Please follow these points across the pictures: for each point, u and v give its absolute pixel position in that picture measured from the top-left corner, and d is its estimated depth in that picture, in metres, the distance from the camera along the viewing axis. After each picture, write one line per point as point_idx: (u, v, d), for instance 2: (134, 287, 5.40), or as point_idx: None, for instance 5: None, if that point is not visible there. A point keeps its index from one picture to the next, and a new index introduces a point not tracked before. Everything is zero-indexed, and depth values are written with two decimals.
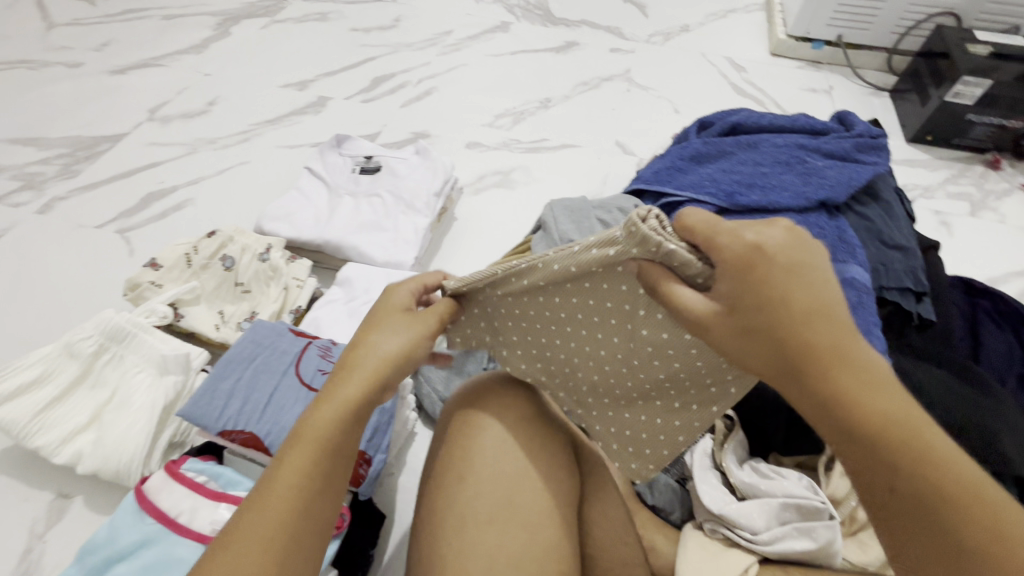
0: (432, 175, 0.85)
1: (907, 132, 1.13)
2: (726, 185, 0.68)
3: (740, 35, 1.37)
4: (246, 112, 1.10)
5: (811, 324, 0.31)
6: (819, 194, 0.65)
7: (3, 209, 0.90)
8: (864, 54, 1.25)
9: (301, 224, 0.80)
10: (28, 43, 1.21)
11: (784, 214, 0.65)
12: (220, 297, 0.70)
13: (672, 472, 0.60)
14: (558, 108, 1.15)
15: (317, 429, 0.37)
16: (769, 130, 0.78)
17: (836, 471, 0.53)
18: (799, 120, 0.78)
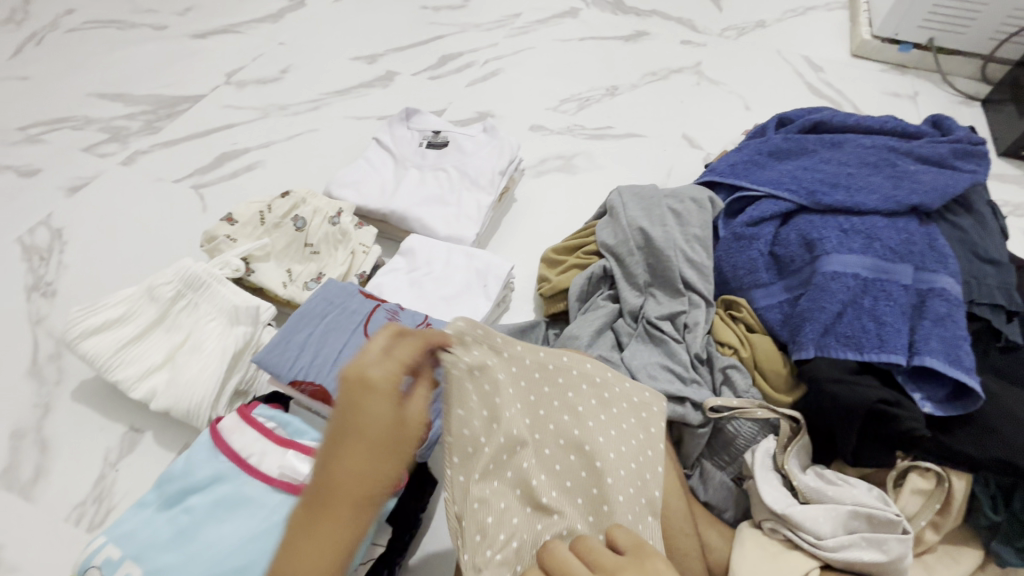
0: (498, 153, 0.85)
1: (999, 145, 1.06)
2: (808, 183, 0.65)
3: (819, 34, 1.31)
4: (317, 82, 1.12)
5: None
6: (911, 198, 0.62)
7: (91, 159, 0.95)
8: (956, 60, 1.19)
9: (368, 192, 0.82)
10: (119, 4, 1.26)
11: (870, 217, 0.62)
12: (289, 256, 0.72)
13: (729, 470, 0.58)
14: (624, 97, 1.13)
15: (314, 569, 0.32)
16: (856, 129, 0.74)
17: (906, 490, 0.53)
18: (889, 121, 0.74)
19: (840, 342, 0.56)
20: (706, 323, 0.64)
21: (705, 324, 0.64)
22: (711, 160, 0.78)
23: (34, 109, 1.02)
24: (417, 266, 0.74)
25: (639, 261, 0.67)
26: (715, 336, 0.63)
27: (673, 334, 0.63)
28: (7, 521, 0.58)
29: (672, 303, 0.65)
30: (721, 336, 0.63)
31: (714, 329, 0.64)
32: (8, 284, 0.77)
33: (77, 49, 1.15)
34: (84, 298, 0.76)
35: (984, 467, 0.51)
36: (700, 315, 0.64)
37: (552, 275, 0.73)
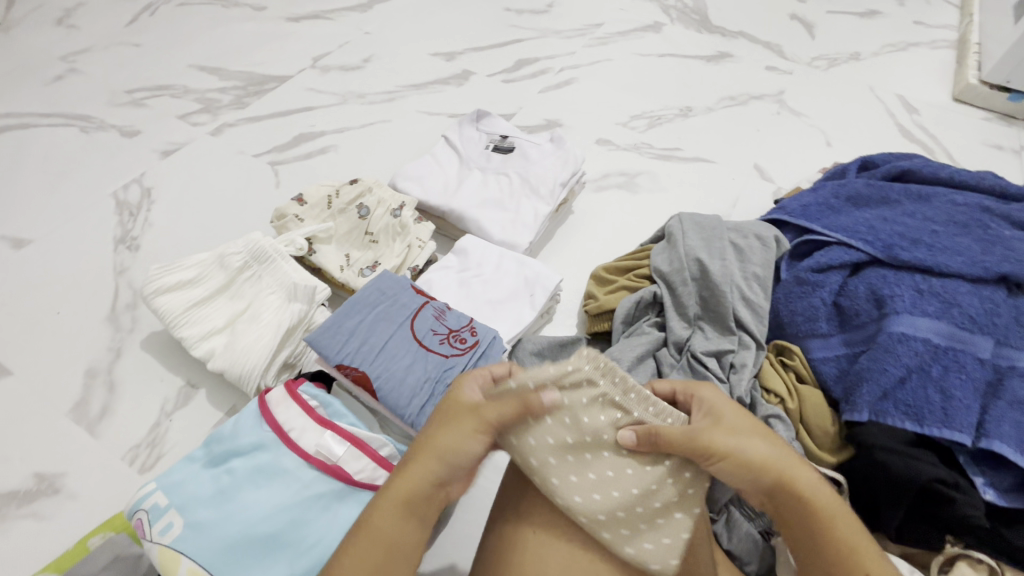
0: (562, 165, 0.85)
1: None
2: (885, 236, 0.62)
3: (919, 72, 1.23)
4: (396, 74, 1.16)
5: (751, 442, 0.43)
6: (1002, 266, 0.57)
7: (184, 126, 1.02)
8: None
9: (430, 189, 0.84)
10: None
11: (951, 280, 0.58)
12: (349, 241, 0.75)
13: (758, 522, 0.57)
14: (698, 119, 1.10)
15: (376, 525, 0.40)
16: (948, 182, 0.69)
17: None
18: (987, 178, 0.68)
19: (899, 410, 0.52)
20: (754, 367, 0.61)
21: (753, 367, 0.61)
22: (782, 198, 0.75)
23: (141, 75, 1.11)
24: (468, 266, 0.75)
25: (691, 293, 0.66)
26: (762, 381, 0.61)
27: (717, 372, 0.61)
28: (73, 452, 0.63)
29: (720, 340, 0.63)
30: (769, 382, 0.60)
31: (762, 374, 0.61)
32: (100, 235, 0.84)
33: (184, 22, 1.24)
34: (163, 256, 0.82)
35: None
36: (748, 357, 0.62)
37: (601, 294, 0.72)
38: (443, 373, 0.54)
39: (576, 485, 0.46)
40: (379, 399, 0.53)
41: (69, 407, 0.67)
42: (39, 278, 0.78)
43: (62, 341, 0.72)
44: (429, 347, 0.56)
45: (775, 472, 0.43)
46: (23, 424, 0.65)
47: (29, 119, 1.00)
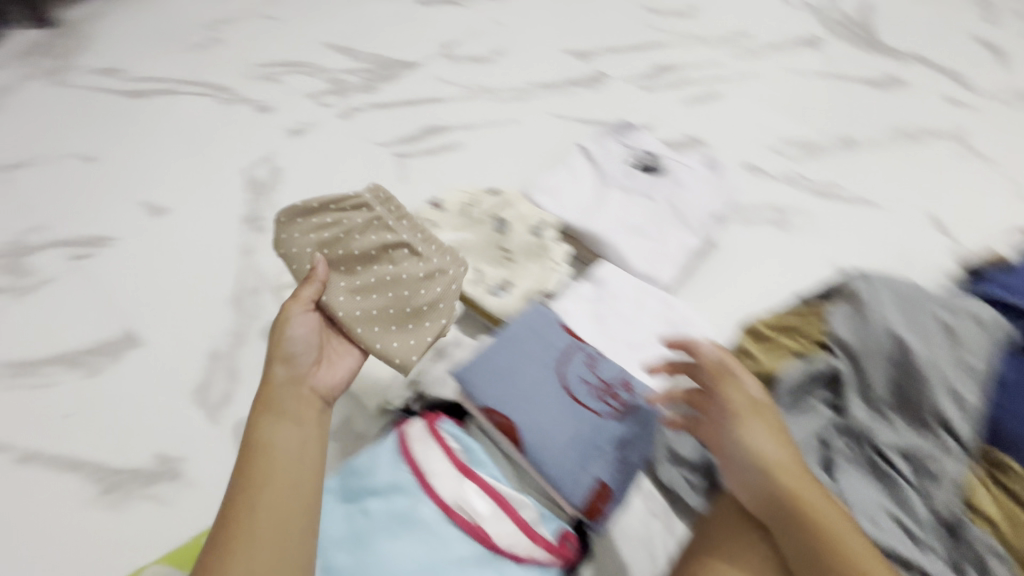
0: (715, 199, 0.77)
1: None
2: None
3: None
4: (525, 71, 1.10)
5: (763, 435, 0.46)
6: None
7: (314, 106, 1.01)
8: None
9: (567, 204, 0.77)
10: None
11: None
12: (482, 256, 0.70)
13: None
14: (862, 153, 0.97)
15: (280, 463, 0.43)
16: None
17: None
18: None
19: None
20: (958, 480, 0.51)
21: (956, 479, 0.51)
22: (1004, 274, 0.65)
23: (275, 49, 1.11)
24: (604, 298, 0.68)
25: (881, 376, 0.56)
26: (968, 499, 0.50)
27: (907, 476, 0.52)
28: (193, 438, 0.62)
29: (913, 439, 0.54)
30: (977, 502, 0.50)
31: (968, 489, 0.51)
32: (230, 211, 0.84)
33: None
34: None
35: None
36: (950, 466, 0.51)
37: (759, 352, 0.63)
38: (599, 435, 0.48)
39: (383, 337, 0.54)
40: (525, 452, 0.48)
41: (192, 389, 0.66)
42: (172, 249, 0.79)
43: (190, 319, 0.72)
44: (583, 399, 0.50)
45: (777, 472, 0.44)
46: (149, 400, 0.65)
47: (172, 85, 1.02)
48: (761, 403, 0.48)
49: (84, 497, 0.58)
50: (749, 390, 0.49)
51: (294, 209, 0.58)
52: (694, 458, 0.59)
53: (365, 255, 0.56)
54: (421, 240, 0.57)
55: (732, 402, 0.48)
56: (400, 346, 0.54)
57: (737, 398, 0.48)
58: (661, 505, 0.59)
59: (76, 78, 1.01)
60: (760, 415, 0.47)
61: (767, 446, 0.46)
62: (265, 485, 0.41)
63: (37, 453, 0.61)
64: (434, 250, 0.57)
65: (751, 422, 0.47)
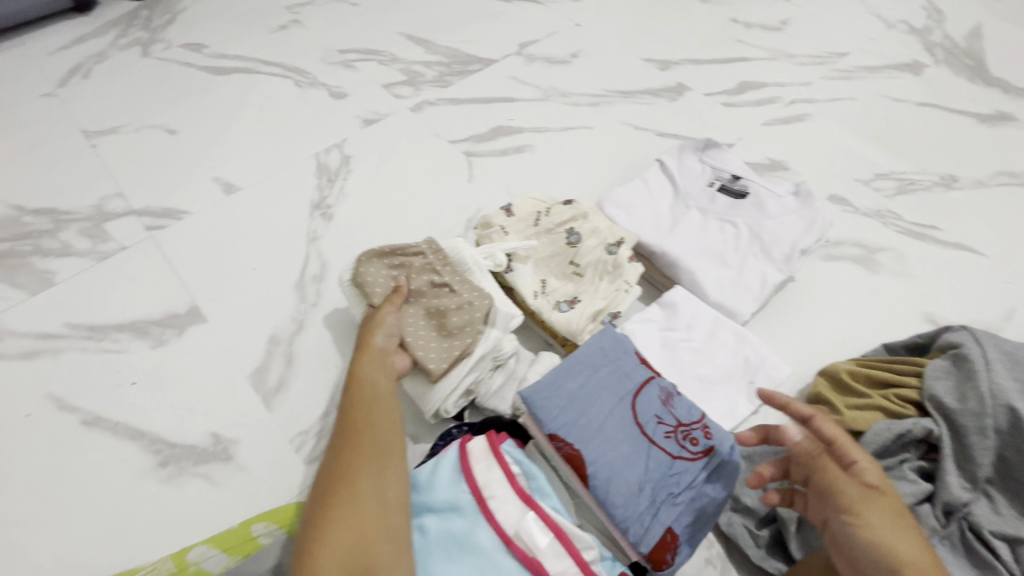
0: (805, 229, 0.71)
1: None
2: None
3: None
4: (603, 77, 1.06)
5: (895, 530, 0.42)
6: None
7: (387, 96, 1.01)
8: None
9: (641, 221, 0.74)
10: None
11: None
12: (550, 267, 0.67)
13: None
14: (963, 193, 0.89)
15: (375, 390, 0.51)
16: None
17: None
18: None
19: None
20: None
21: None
22: None
23: (353, 36, 1.11)
24: (676, 326, 0.65)
25: (987, 450, 0.50)
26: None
27: (1011, 566, 0.47)
28: (248, 420, 0.63)
29: (1018, 524, 0.48)
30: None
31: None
32: (299, 196, 0.84)
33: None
34: (353, 231, 0.80)
35: None
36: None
37: (842, 403, 0.58)
38: (671, 479, 0.45)
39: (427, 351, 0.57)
40: (590, 486, 0.46)
41: (251, 371, 0.66)
42: (241, 229, 0.80)
43: (253, 301, 0.72)
44: (655, 438, 0.47)
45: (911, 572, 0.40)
46: (209, 377, 0.66)
47: (253, 64, 1.03)
48: (878, 492, 0.43)
49: (142, 467, 0.59)
50: (862, 476, 0.44)
51: (375, 250, 0.62)
52: (759, 508, 0.55)
53: (422, 291, 0.60)
54: (460, 281, 0.61)
55: (842, 491, 0.44)
56: (436, 355, 0.57)
57: (851, 488, 0.44)
58: (719, 553, 0.55)
59: (165, 51, 1.04)
60: (876, 508, 0.43)
61: (900, 541, 0.41)
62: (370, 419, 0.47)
63: (102, 417, 0.62)
64: (473, 286, 0.60)
65: (876, 511, 0.42)
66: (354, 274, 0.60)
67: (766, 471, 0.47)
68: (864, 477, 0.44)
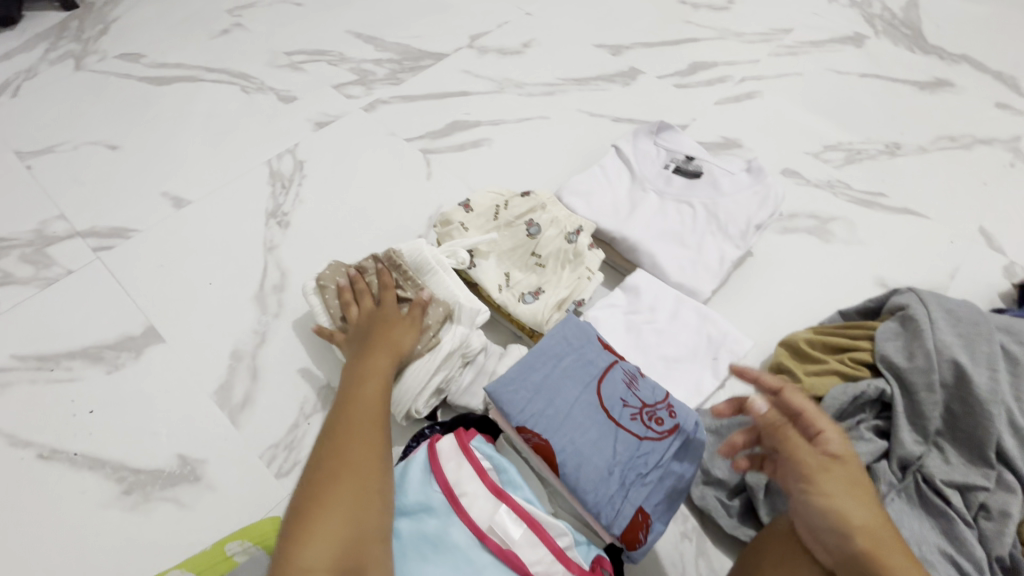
0: (758, 204, 0.73)
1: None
2: None
3: None
4: (556, 66, 1.06)
5: (852, 497, 0.43)
6: None
7: (338, 97, 0.99)
8: None
9: (599, 208, 0.74)
10: None
11: None
12: (512, 259, 0.67)
13: None
14: (907, 159, 0.92)
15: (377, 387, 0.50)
16: None
17: None
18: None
19: None
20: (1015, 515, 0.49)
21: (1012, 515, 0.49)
22: None
23: (299, 38, 1.08)
24: (639, 309, 0.66)
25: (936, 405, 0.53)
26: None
27: (963, 512, 0.49)
28: (215, 439, 0.61)
29: (969, 473, 0.51)
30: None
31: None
32: (253, 206, 0.82)
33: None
34: (312, 237, 0.79)
35: None
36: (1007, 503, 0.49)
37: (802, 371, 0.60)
38: (638, 460, 0.46)
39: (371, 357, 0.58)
40: (560, 474, 0.46)
41: (214, 389, 0.65)
42: (194, 244, 0.77)
43: (212, 317, 0.70)
44: (622, 421, 0.48)
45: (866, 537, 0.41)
46: (170, 398, 0.64)
47: (195, 72, 1.00)
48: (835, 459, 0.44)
49: (105, 496, 0.58)
50: (827, 446, 0.45)
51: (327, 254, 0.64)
52: (729, 479, 0.56)
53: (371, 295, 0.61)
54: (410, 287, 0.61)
55: (802, 461, 0.44)
56: None
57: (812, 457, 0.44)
58: (693, 527, 0.57)
59: (100, 63, 0.99)
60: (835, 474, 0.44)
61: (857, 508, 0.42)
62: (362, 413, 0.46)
63: (59, 449, 0.60)
64: (437, 300, 0.61)
65: (835, 479, 0.43)
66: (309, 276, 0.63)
67: (735, 442, 0.47)
68: (828, 447, 0.45)
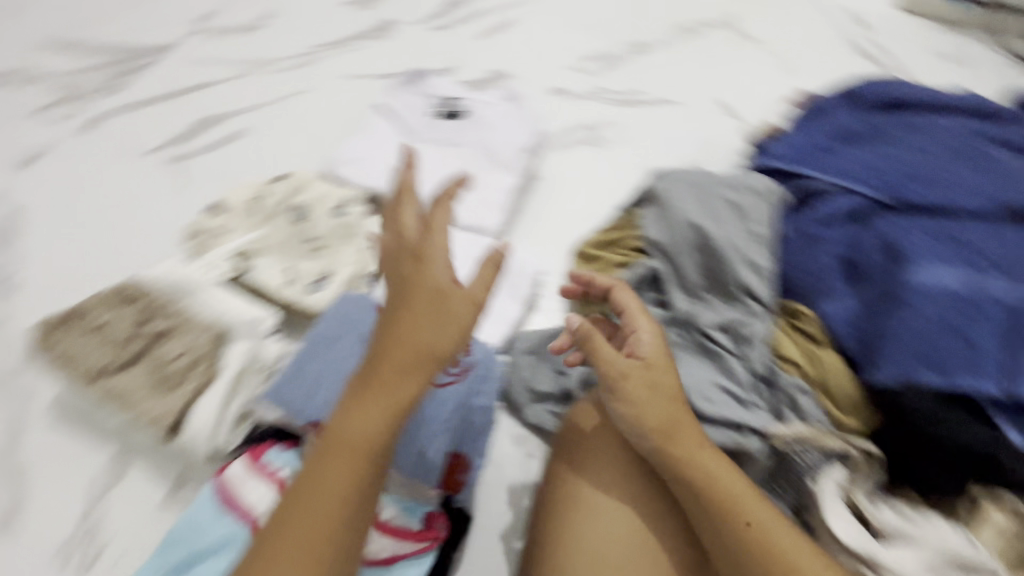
0: (520, 130, 0.76)
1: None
2: (888, 176, 0.59)
3: None
4: (307, 33, 0.97)
5: (658, 393, 0.50)
6: (1006, 195, 0.55)
7: (44, 124, 0.82)
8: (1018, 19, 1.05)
9: (373, 172, 0.71)
10: None
11: (958, 215, 0.55)
12: (288, 253, 0.62)
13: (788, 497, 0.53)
14: (654, 56, 1.00)
15: (353, 434, 0.41)
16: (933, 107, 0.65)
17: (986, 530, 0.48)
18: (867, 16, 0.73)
19: (920, 361, 0.50)
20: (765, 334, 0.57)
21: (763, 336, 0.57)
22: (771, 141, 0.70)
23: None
24: None
25: (691, 265, 0.60)
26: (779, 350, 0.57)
27: (728, 347, 0.57)
28: None
29: (727, 311, 0.58)
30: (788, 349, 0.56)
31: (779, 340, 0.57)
32: None
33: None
34: (55, 296, 0.66)
35: None
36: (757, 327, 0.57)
37: (591, 275, 0.65)
38: (441, 408, 0.49)
39: (150, 406, 0.52)
40: None
41: None
42: None
43: None
44: None
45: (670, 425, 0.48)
46: None
47: None
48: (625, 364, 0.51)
49: None
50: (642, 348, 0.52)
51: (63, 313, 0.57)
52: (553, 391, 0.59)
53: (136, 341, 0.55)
54: (177, 318, 0.56)
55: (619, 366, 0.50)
56: (160, 408, 0.52)
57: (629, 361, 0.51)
58: (535, 444, 0.59)
59: None
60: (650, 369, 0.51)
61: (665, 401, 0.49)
62: (324, 474, 0.40)
63: None
64: (196, 325, 0.55)
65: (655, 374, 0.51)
66: (50, 343, 0.55)
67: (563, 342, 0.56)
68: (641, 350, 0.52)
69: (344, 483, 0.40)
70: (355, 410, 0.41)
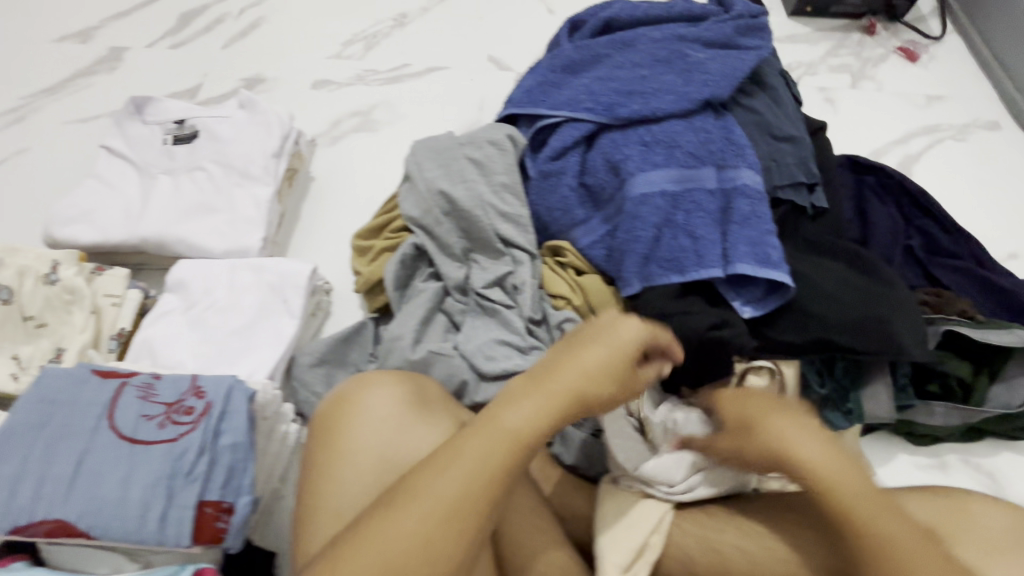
0: (266, 132, 0.70)
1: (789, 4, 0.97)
2: (603, 97, 0.60)
3: None
4: (32, 79, 0.86)
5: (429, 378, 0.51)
6: (704, 92, 0.59)
7: None
8: None
9: (107, 225, 0.65)
10: None
11: (668, 123, 0.59)
12: (8, 339, 0.57)
13: (586, 425, 0.58)
14: (415, 27, 0.96)
15: (507, 426, 0.38)
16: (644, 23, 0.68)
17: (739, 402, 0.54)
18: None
19: (662, 267, 0.54)
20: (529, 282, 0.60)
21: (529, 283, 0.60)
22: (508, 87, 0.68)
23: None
24: (194, 300, 0.62)
25: (451, 232, 0.60)
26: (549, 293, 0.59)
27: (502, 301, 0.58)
28: None
29: (494, 268, 0.59)
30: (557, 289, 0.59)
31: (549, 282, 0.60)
32: None
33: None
34: None
35: (804, 351, 0.54)
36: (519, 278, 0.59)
37: (364, 267, 0.63)
38: (175, 463, 0.47)
39: None
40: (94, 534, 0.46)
41: None
42: None
43: None
44: (143, 438, 0.48)
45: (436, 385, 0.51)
46: None
47: None
48: (555, 410, 0.39)
49: None
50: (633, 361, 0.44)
51: None
52: None
53: None
54: None
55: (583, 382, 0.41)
56: None
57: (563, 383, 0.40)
58: None
59: None
60: (601, 383, 0.41)
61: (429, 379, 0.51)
62: (466, 473, 0.36)
63: None
64: None
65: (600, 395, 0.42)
66: None
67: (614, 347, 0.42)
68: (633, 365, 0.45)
69: (447, 506, 0.35)
70: (511, 403, 0.39)
